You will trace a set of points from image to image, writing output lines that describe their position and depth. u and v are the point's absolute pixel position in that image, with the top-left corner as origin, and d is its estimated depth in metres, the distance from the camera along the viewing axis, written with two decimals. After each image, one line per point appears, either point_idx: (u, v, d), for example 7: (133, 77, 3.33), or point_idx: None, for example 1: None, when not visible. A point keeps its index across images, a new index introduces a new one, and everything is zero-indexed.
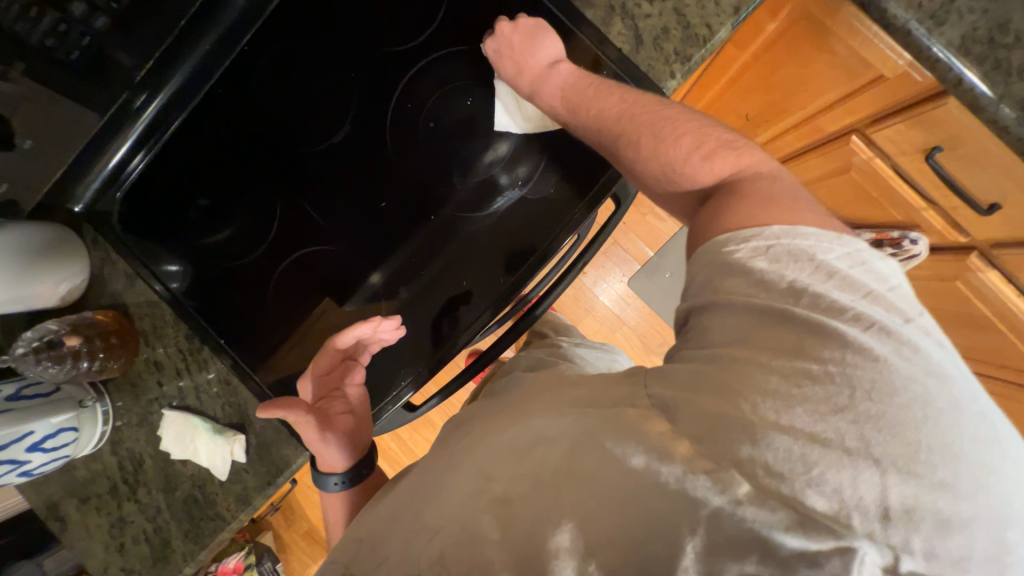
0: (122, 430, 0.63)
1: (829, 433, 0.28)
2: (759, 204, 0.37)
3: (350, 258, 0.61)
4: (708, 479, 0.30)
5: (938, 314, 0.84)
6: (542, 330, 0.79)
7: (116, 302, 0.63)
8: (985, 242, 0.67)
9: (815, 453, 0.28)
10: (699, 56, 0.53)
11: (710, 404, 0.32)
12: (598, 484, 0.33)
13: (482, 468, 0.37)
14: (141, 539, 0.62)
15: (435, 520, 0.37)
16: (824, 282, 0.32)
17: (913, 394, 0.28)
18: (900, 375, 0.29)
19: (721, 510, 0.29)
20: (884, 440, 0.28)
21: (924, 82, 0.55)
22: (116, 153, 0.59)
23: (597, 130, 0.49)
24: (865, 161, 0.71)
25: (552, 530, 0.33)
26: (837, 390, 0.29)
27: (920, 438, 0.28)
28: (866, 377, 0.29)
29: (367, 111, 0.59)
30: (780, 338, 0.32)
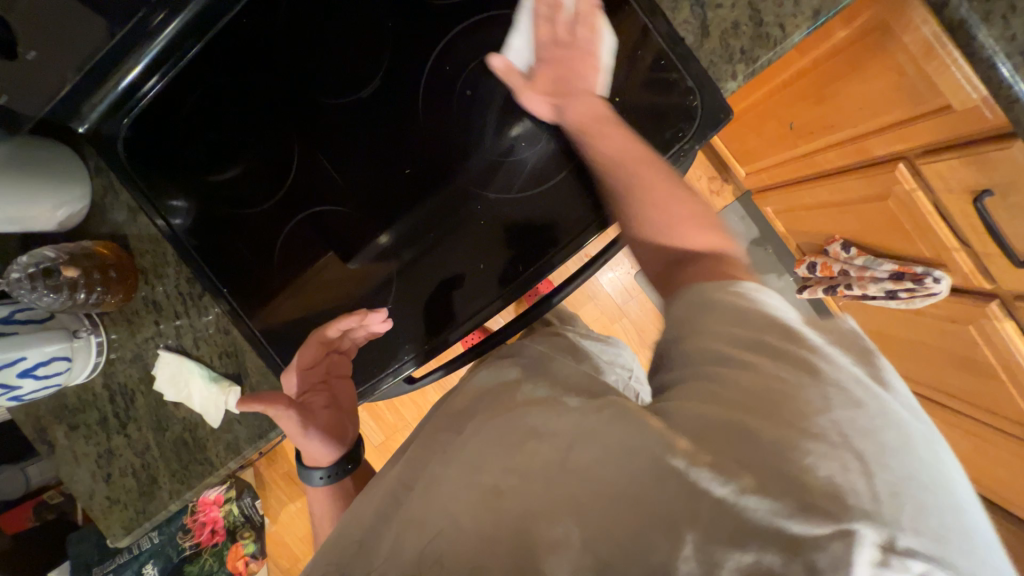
0: (115, 364, 0.62)
1: (815, 425, 0.29)
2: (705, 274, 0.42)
3: (361, 219, 0.58)
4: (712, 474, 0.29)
5: (943, 353, 0.84)
6: (547, 317, 0.78)
7: (116, 233, 0.60)
8: (1009, 293, 0.66)
9: (799, 444, 0.29)
10: (765, 58, 0.49)
11: (711, 412, 0.32)
12: (595, 480, 0.33)
13: (474, 464, 0.38)
14: (129, 472, 0.63)
15: (426, 514, 0.38)
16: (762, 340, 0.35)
17: (874, 405, 0.30)
18: (872, 402, 0.30)
19: (724, 501, 0.28)
20: (859, 433, 0.29)
21: (994, 120, 0.52)
22: (134, 69, 0.55)
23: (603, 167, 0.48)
24: (906, 192, 0.68)
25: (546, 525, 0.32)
26: (809, 403, 0.30)
27: (888, 442, 0.29)
28: (833, 388, 0.31)
29: (401, 66, 0.55)
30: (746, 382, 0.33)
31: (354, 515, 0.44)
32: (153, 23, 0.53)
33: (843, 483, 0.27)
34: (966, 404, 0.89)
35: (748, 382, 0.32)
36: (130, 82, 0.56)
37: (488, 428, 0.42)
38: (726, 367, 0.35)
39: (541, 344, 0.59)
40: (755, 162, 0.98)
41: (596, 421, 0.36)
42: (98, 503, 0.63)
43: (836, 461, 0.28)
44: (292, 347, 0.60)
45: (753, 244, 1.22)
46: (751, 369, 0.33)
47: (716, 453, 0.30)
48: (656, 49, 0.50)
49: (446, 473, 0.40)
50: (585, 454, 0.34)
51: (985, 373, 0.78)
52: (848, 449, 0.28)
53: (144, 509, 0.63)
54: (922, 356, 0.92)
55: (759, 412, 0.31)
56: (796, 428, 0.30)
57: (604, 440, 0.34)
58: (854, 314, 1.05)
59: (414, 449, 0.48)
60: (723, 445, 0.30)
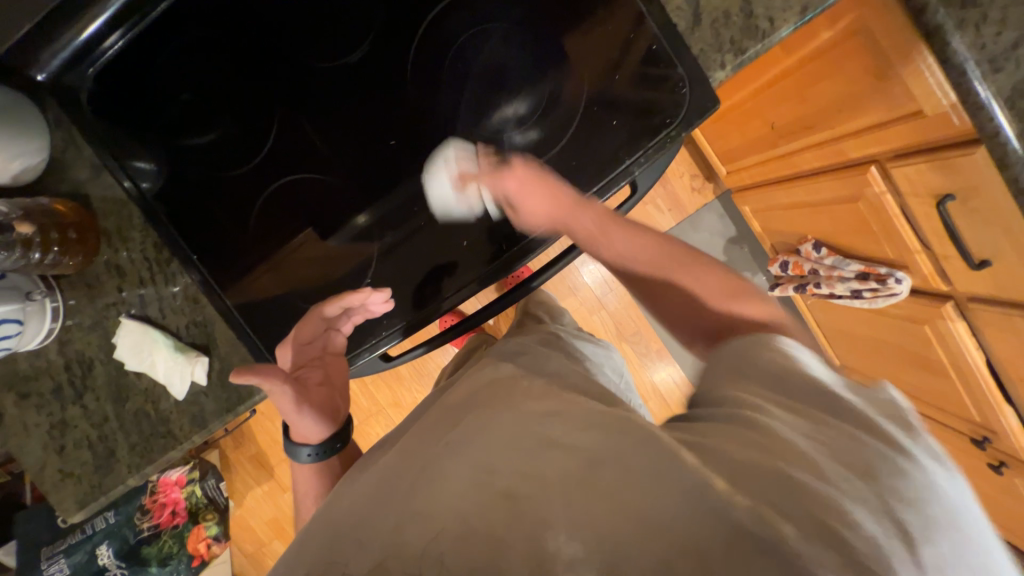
0: (72, 331, 0.58)
1: (852, 483, 0.32)
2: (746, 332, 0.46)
3: (345, 191, 0.57)
4: (749, 510, 0.30)
5: (900, 350, 0.89)
6: (537, 312, 0.81)
7: (77, 192, 0.57)
8: (964, 295, 0.70)
9: (844, 500, 0.31)
10: (754, 50, 0.50)
11: (746, 450, 0.34)
12: (610, 495, 0.33)
13: (485, 461, 0.38)
14: (84, 445, 0.60)
15: (427, 507, 0.36)
16: (818, 405, 0.37)
17: (920, 480, 0.32)
18: (924, 480, 0.32)
19: (762, 538, 0.29)
20: (907, 511, 0.30)
21: (961, 125, 0.54)
22: (89, 23, 0.49)
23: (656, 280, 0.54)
24: (875, 195, 0.71)
25: (553, 532, 0.31)
26: (854, 461, 0.33)
27: (933, 516, 0.31)
28: (893, 467, 0.33)
29: (392, 32, 0.53)
30: (775, 438, 0.35)
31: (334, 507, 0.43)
32: None
33: (885, 545, 0.29)
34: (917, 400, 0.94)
35: (793, 436, 0.35)
36: (90, 34, 0.50)
37: (489, 424, 0.43)
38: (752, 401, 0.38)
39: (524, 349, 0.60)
40: (735, 160, 1.00)
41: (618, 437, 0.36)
42: (49, 476, 0.60)
43: (879, 525, 0.30)
44: (268, 318, 0.59)
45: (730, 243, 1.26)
46: (789, 429, 0.35)
47: (755, 493, 0.31)
48: (646, 31, 0.50)
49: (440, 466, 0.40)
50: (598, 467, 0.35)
51: (937, 371, 0.83)
52: (888, 515, 0.30)
53: (100, 483, 0.60)
54: (881, 354, 0.97)
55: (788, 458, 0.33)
56: (827, 477, 0.32)
57: (622, 454, 0.35)
58: (821, 313, 1.10)
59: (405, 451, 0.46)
60: (775, 491, 0.31)
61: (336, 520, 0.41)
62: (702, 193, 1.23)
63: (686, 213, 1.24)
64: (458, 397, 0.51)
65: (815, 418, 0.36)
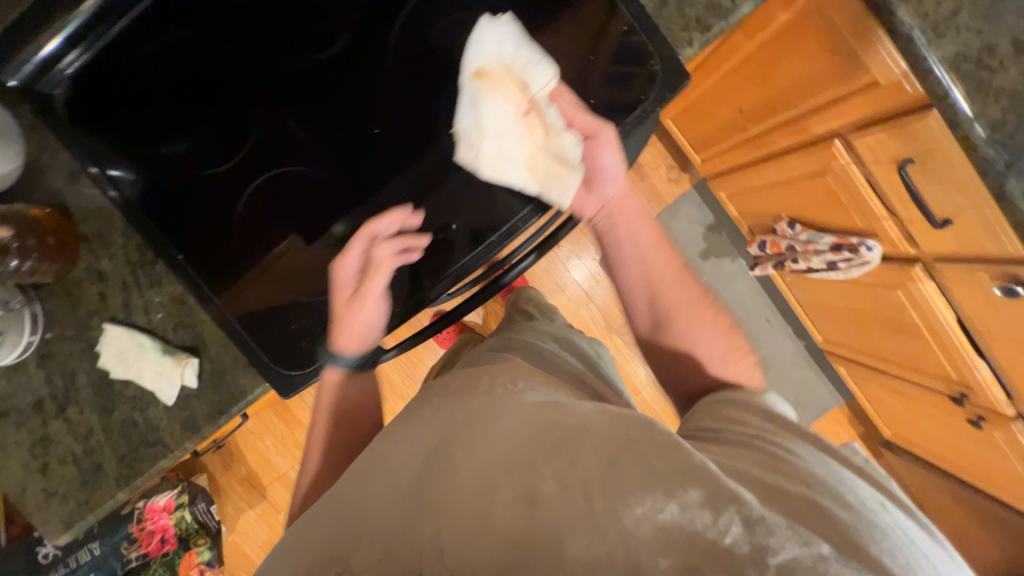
0: (53, 342, 0.57)
1: (793, 490, 0.38)
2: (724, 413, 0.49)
3: (330, 184, 0.56)
4: (701, 508, 0.34)
5: (877, 317, 0.93)
6: (526, 309, 0.82)
7: (56, 200, 0.56)
8: (931, 256, 0.74)
9: (780, 501, 0.37)
10: (718, 28, 0.53)
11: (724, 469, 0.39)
12: (578, 504, 0.36)
13: (494, 462, 0.40)
14: (68, 461, 0.58)
15: (430, 504, 0.38)
16: (787, 439, 0.44)
17: (865, 518, 0.37)
18: (867, 513, 0.38)
19: (699, 529, 0.34)
20: (839, 517, 0.36)
21: (914, 93, 0.58)
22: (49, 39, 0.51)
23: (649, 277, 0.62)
24: (841, 167, 0.75)
25: (521, 527, 0.35)
26: (796, 481, 0.39)
27: (859, 527, 0.36)
28: (835, 488, 0.39)
29: (367, 26, 0.53)
30: (739, 459, 0.41)
31: (336, 501, 0.43)
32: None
33: (799, 531, 0.34)
34: (897, 365, 0.99)
35: (756, 464, 0.41)
36: (48, 54, 0.51)
37: (507, 421, 0.44)
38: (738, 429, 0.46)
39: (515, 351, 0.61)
40: (709, 148, 1.04)
41: (632, 452, 0.39)
42: (32, 497, 0.57)
43: (803, 517, 0.36)
44: (259, 323, 0.57)
45: (709, 230, 1.30)
46: (766, 454, 0.42)
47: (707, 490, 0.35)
48: (619, 15, 0.52)
49: (460, 460, 0.41)
50: (628, 473, 0.37)
51: (913, 334, 0.87)
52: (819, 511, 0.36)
53: (88, 500, 0.58)
54: (860, 324, 1.01)
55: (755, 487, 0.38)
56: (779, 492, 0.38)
57: (620, 467, 0.38)
58: (800, 290, 1.14)
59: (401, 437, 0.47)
60: (788, 512, 0.36)
61: (332, 511, 0.43)
62: (679, 183, 1.27)
63: (665, 203, 1.27)
64: (463, 383, 0.52)
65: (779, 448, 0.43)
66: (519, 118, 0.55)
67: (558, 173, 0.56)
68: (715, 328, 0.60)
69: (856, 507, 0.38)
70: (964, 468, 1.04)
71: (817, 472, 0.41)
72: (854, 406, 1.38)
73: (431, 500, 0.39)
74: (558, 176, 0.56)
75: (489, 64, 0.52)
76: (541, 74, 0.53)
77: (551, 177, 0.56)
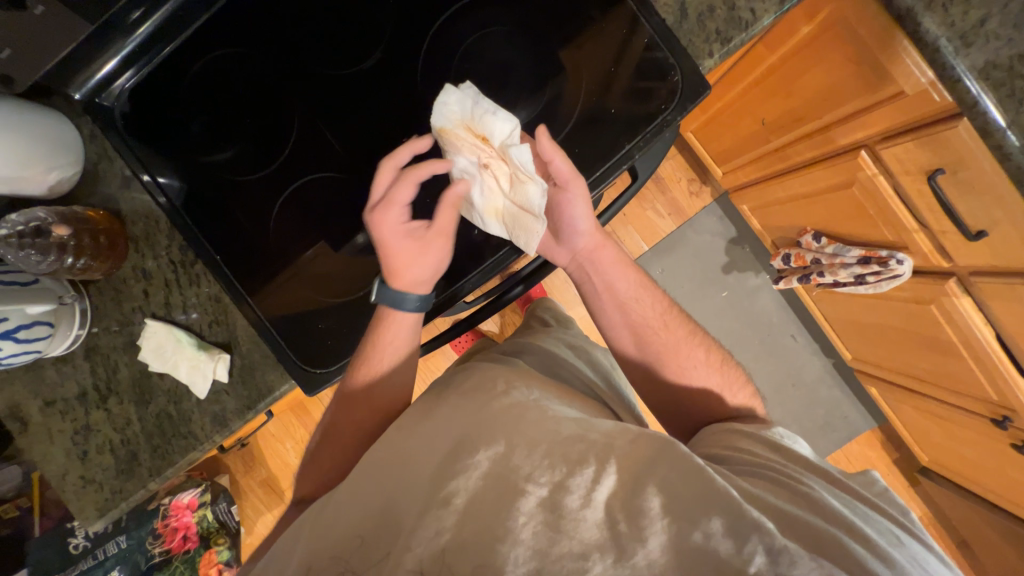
0: (98, 336, 0.60)
1: (816, 519, 0.38)
2: (722, 446, 0.50)
3: (363, 191, 0.59)
4: (723, 531, 0.35)
5: (910, 334, 0.89)
6: (542, 316, 0.82)
7: (108, 204, 0.60)
8: (965, 270, 0.71)
9: (803, 527, 0.37)
10: (739, 39, 0.54)
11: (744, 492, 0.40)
12: (597, 512, 0.37)
13: (509, 462, 0.40)
14: (106, 450, 0.61)
15: (444, 495, 0.39)
16: (801, 470, 0.44)
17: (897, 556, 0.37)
18: (895, 550, 0.37)
19: (724, 555, 0.34)
20: (868, 552, 0.36)
21: (942, 102, 0.57)
22: (108, 62, 0.57)
23: (642, 326, 0.61)
24: (868, 178, 0.74)
25: (545, 532, 0.36)
26: (818, 508, 0.39)
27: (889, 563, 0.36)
28: (864, 527, 0.39)
29: (399, 42, 0.56)
30: (761, 484, 0.42)
31: (357, 491, 0.43)
32: (131, 19, 0.55)
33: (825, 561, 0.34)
34: (933, 385, 0.94)
35: (775, 489, 0.41)
36: (105, 75, 0.57)
37: (527, 425, 0.44)
38: (758, 454, 0.47)
39: (530, 359, 0.62)
40: (730, 161, 1.04)
41: (660, 468, 0.40)
42: (70, 483, 0.61)
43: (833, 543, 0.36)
44: (290, 324, 0.59)
45: (732, 243, 1.28)
46: (785, 481, 0.42)
47: (728, 514, 0.36)
48: (642, 30, 0.53)
49: (484, 462, 0.41)
50: (654, 496, 0.38)
51: (948, 352, 0.83)
52: (847, 542, 0.36)
53: (121, 488, 0.61)
54: (891, 342, 0.98)
55: (773, 512, 0.38)
56: (805, 520, 0.38)
57: (635, 482, 0.39)
58: (827, 305, 1.11)
59: (405, 427, 0.48)
60: (810, 541, 0.36)
61: (345, 504, 0.43)
62: (700, 196, 1.26)
63: (686, 216, 1.27)
64: (473, 379, 0.53)
65: (793, 474, 0.44)
66: (482, 169, 0.56)
67: (524, 221, 0.55)
68: (706, 365, 0.60)
69: (879, 544, 0.37)
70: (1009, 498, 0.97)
71: (837, 503, 0.40)
72: (887, 429, 1.31)
73: (452, 500, 0.39)
74: (525, 224, 0.55)
75: (453, 124, 0.53)
76: (502, 126, 0.51)
77: (519, 226, 0.55)
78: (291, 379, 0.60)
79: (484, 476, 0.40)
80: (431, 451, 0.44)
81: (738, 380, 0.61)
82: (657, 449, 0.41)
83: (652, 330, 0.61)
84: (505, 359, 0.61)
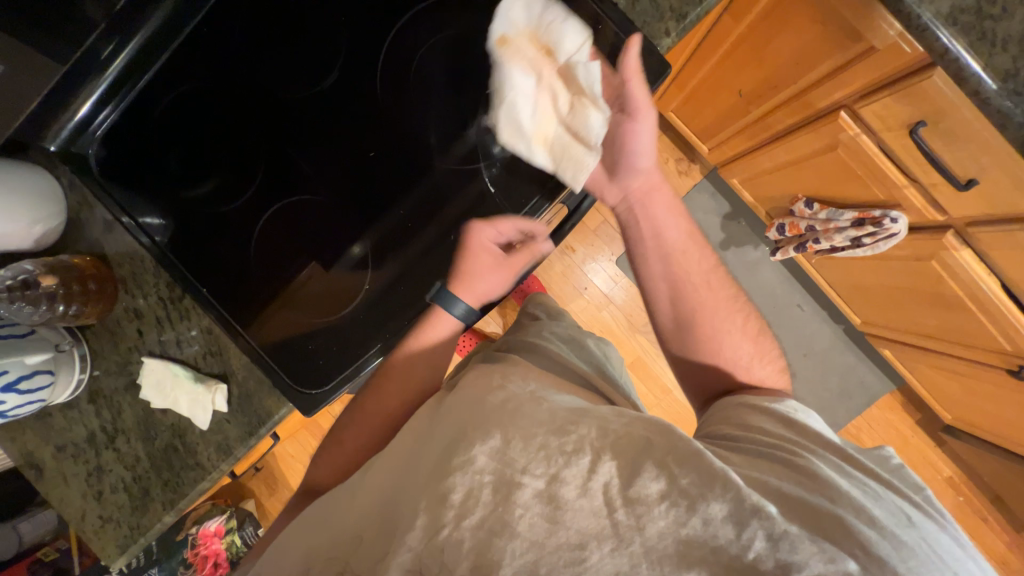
0: (99, 378, 0.62)
1: (819, 499, 0.37)
2: (728, 421, 0.49)
3: (337, 209, 0.59)
4: (725, 518, 0.34)
5: (915, 292, 0.87)
6: (534, 310, 0.82)
7: (95, 248, 0.62)
8: (961, 222, 0.69)
9: (805, 507, 0.37)
10: (694, 14, 0.53)
11: (748, 476, 0.39)
12: (592, 505, 0.36)
13: (504, 454, 0.39)
14: (120, 488, 0.62)
15: (441, 494, 0.38)
16: (810, 449, 0.43)
17: (906, 536, 0.35)
18: (905, 531, 0.36)
19: (724, 544, 0.34)
20: (875, 533, 0.35)
21: (913, 53, 0.56)
22: (85, 103, 0.58)
23: (684, 283, 0.59)
24: (851, 138, 0.72)
25: (543, 526, 0.36)
26: (823, 488, 0.38)
27: (896, 543, 0.35)
28: (874, 509, 0.37)
29: (357, 57, 0.57)
30: (766, 465, 0.41)
31: (361, 496, 0.45)
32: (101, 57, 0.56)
33: (827, 540, 0.34)
34: (945, 342, 0.92)
35: (783, 470, 0.40)
36: (80, 119, 0.58)
37: (521, 417, 0.43)
38: (765, 431, 0.46)
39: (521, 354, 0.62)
40: (713, 136, 1.02)
41: (664, 444, 0.39)
42: (90, 523, 0.62)
43: (842, 522, 0.35)
44: (281, 346, 0.60)
45: (727, 218, 1.26)
46: (795, 460, 0.41)
47: (733, 499, 0.35)
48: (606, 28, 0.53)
49: (481, 457, 0.39)
50: (653, 483, 0.36)
51: (956, 307, 0.81)
52: (854, 522, 0.35)
53: (139, 524, 0.62)
54: (897, 302, 0.95)
55: (777, 496, 0.37)
56: (810, 499, 0.37)
57: (634, 468, 0.37)
58: (829, 271, 1.08)
59: (406, 434, 0.48)
60: (813, 521, 0.35)
61: (352, 517, 0.43)
62: (689, 174, 1.25)
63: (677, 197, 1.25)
64: (469, 378, 0.53)
65: (802, 453, 0.42)
66: (540, 86, 0.52)
67: (574, 153, 0.53)
68: (744, 328, 0.59)
69: (887, 522, 0.36)
70: None
71: (843, 480, 0.39)
72: (907, 390, 1.29)
73: (450, 496, 0.38)
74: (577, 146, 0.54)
75: (516, 32, 0.50)
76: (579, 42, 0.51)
77: (566, 157, 0.53)
78: (288, 404, 0.61)
79: (481, 472, 0.39)
80: (429, 452, 0.43)
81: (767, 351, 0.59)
82: (662, 436, 0.40)
83: (701, 284, 0.59)
84: (500, 356, 0.61)
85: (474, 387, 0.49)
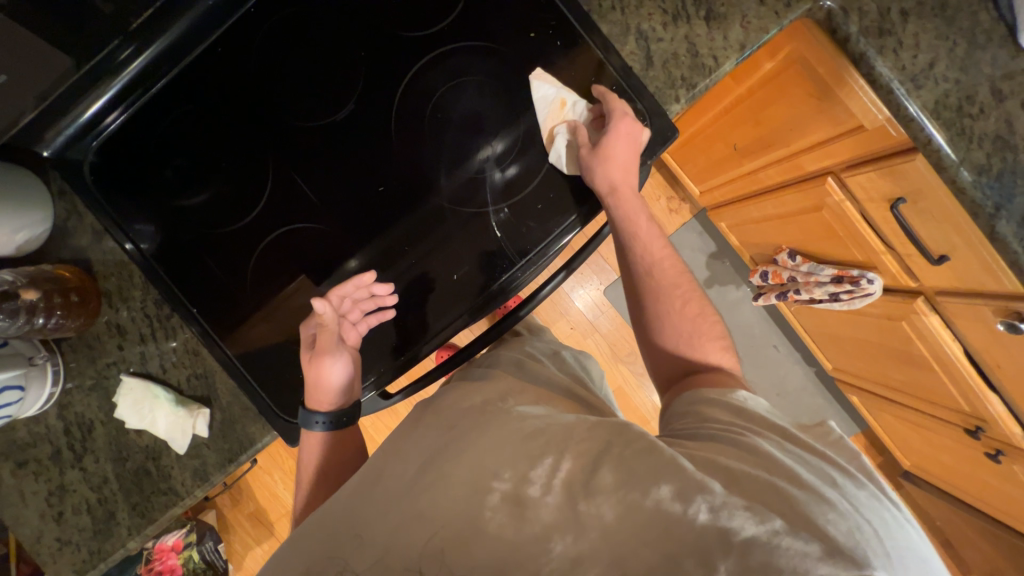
0: (72, 394, 0.59)
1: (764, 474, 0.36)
2: (694, 415, 0.46)
3: (336, 238, 0.58)
4: (673, 493, 0.34)
5: (885, 348, 0.92)
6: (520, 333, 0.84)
7: (79, 257, 0.59)
8: (931, 290, 0.74)
9: (751, 480, 0.36)
10: (703, 84, 0.56)
11: (699, 456, 0.38)
12: (557, 501, 0.37)
13: (485, 466, 0.39)
14: (82, 510, 0.59)
15: (428, 509, 0.38)
16: (761, 427, 0.42)
17: (836, 498, 0.35)
18: (834, 494, 0.35)
19: (678, 516, 0.33)
20: (807, 499, 0.34)
21: (899, 137, 0.60)
22: (94, 104, 0.57)
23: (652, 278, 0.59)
24: (836, 203, 0.76)
25: (514, 525, 0.36)
26: (763, 464, 0.37)
27: (828, 509, 0.34)
28: (809, 477, 0.36)
29: (375, 89, 0.57)
30: (720, 448, 0.39)
31: (336, 500, 0.45)
32: (119, 59, 0.55)
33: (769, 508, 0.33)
34: (907, 395, 0.97)
35: (733, 450, 0.39)
36: (88, 117, 0.57)
37: (494, 430, 0.44)
38: (722, 418, 0.44)
39: (501, 368, 0.60)
40: (706, 181, 1.06)
41: (623, 440, 0.40)
42: (46, 546, 0.59)
43: (781, 490, 0.35)
44: (266, 369, 0.59)
45: (712, 258, 1.30)
46: (748, 440, 0.40)
47: (679, 480, 0.35)
48: (607, 75, 0.56)
49: (454, 475, 0.40)
50: (607, 473, 0.37)
51: (920, 364, 0.86)
52: (791, 489, 0.35)
53: (99, 549, 0.59)
54: (867, 353, 1.00)
55: (728, 477, 0.36)
56: (756, 473, 0.36)
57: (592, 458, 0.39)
58: (806, 318, 1.13)
59: (382, 450, 0.49)
60: (752, 491, 0.35)
61: (326, 514, 0.44)
62: (679, 213, 1.29)
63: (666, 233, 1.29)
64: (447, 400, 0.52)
65: (750, 432, 0.41)
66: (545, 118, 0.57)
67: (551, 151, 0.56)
68: (681, 314, 0.57)
69: (814, 485, 0.36)
70: (988, 501, 1.01)
71: (783, 455, 0.38)
72: (871, 435, 1.35)
73: (427, 510, 0.38)
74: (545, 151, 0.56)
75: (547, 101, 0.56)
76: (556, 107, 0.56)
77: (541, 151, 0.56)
78: (273, 431, 0.60)
79: (456, 482, 0.39)
80: (404, 468, 0.44)
81: (715, 333, 0.57)
82: (617, 433, 0.41)
83: (677, 289, 0.58)
84: (482, 373, 0.60)
85: (453, 411, 0.50)
